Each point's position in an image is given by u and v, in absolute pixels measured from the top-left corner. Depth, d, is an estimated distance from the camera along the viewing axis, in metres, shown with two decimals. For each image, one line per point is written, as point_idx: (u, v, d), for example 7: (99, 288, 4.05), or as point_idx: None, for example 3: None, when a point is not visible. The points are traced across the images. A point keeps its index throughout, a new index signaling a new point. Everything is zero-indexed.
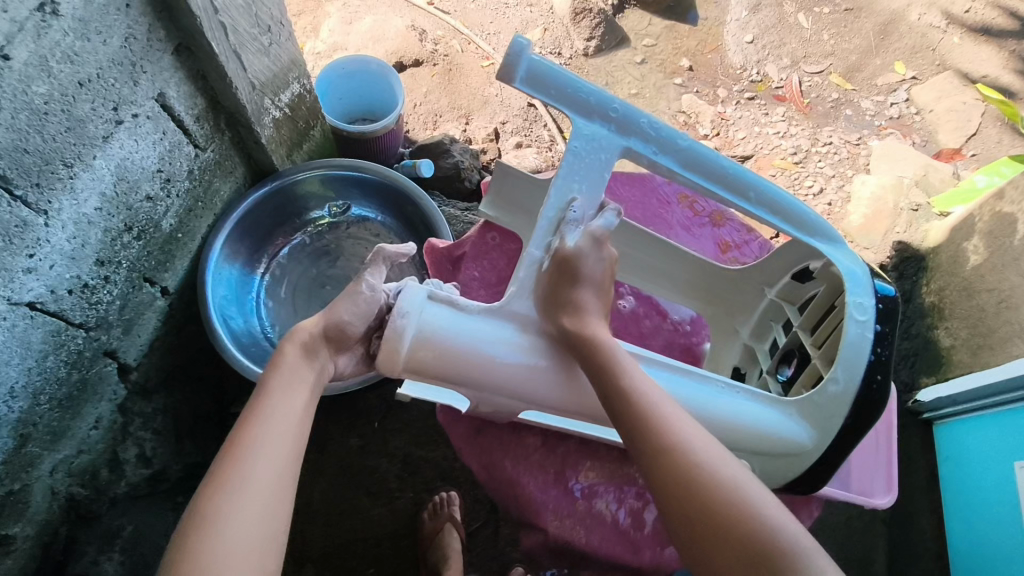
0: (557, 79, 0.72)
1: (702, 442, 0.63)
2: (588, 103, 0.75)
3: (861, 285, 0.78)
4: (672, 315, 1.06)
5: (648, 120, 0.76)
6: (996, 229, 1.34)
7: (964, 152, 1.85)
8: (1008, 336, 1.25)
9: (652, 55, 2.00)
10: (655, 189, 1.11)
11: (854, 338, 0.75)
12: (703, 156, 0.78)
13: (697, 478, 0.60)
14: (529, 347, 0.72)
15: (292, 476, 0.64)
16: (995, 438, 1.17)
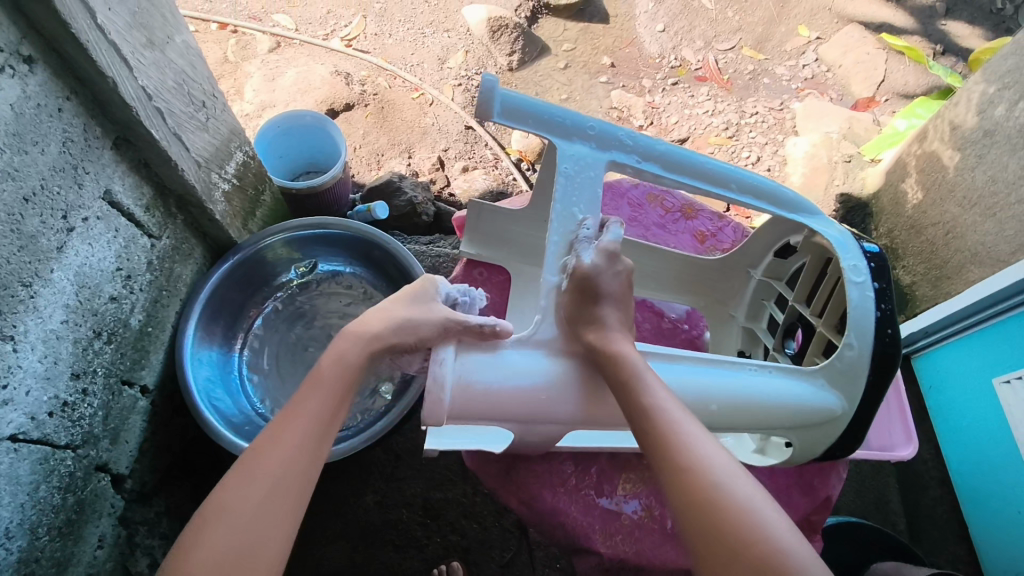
0: (530, 109, 0.78)
1: (721, 460, 0.64)
2: (565, 125, 0.81)
3: (850, 248, 0.82)
4: (669, 314, 1.08)
5: (624, 133, 0.82)
6: (926, 167, 1.41)
7: (878, 99, 1.96)
8: (961, 263, 1.31)
9: (573, 58, 2.05)
10: (625, 193, 1.14)
11: (858, 301, 0.78)
12: (681, 156, 0.83)
13: (708, 496, 0.61)
14: (557, 374, 0.73)
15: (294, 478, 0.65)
16: (973, 361, 1.24)
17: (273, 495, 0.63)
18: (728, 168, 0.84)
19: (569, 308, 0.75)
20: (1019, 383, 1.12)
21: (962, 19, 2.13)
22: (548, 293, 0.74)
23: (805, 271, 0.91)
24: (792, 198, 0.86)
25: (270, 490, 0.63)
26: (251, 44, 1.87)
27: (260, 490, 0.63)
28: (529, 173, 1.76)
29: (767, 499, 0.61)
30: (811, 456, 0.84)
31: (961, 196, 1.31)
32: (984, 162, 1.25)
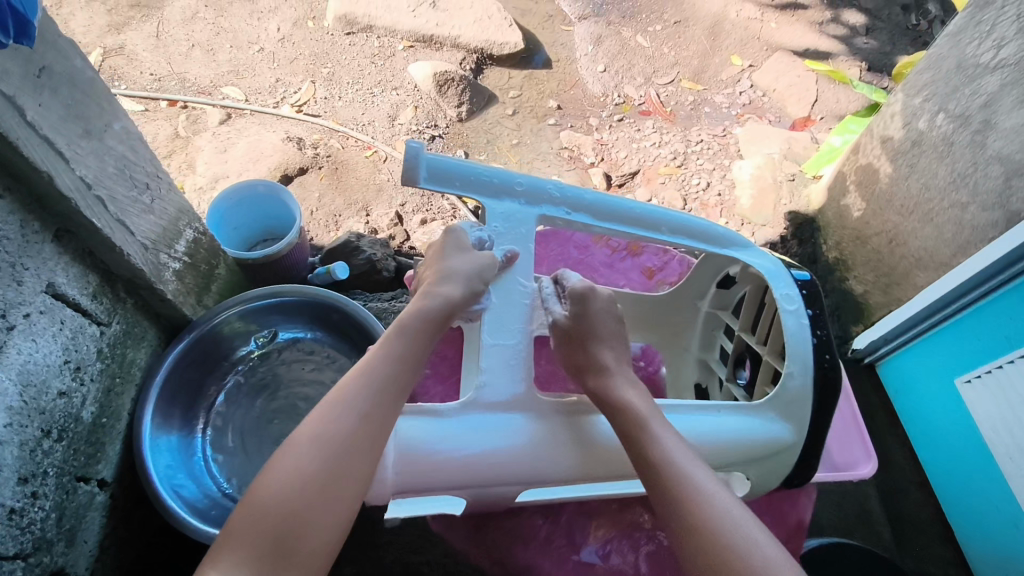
0: (456, 172, 0.85)
1: (730, 505, 0.67)
2: (495, 184, 0.89)
3: (782, 278, 0.87)
4: (624, 352, 1.13)
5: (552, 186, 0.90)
6: (865, 180, 1.47)
7: (814, 118, 2.05)
8: (908, 269, 1.35)
9: (521, 104, 2.11)
10: (572, 238, 1.17)
11: (796, 330, 0.83)
12: (610, 201, 0.90)
13: (715, 540, 0.64)
14: (493, 433, 0.78)
15: (374, 415, 0.71)
16: (934, 362, 1.27)
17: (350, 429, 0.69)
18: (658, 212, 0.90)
19: (507, 365, 0.82)
20: (981, 380, 1.15)
21: (881, 38, 2.27)
22: (489, 355, 0.82)
23: (747, 302, 0.96)
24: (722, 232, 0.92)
25: (356, 424, 0.69)
26: (201, 117, 1.87)
27: (348, 426, 0.69)
28: None
29: (772, 544, 0.64)
30: (770, 489, 0.86)
31: (900, 205, 1.36)
32: (916, 171, 1.30)
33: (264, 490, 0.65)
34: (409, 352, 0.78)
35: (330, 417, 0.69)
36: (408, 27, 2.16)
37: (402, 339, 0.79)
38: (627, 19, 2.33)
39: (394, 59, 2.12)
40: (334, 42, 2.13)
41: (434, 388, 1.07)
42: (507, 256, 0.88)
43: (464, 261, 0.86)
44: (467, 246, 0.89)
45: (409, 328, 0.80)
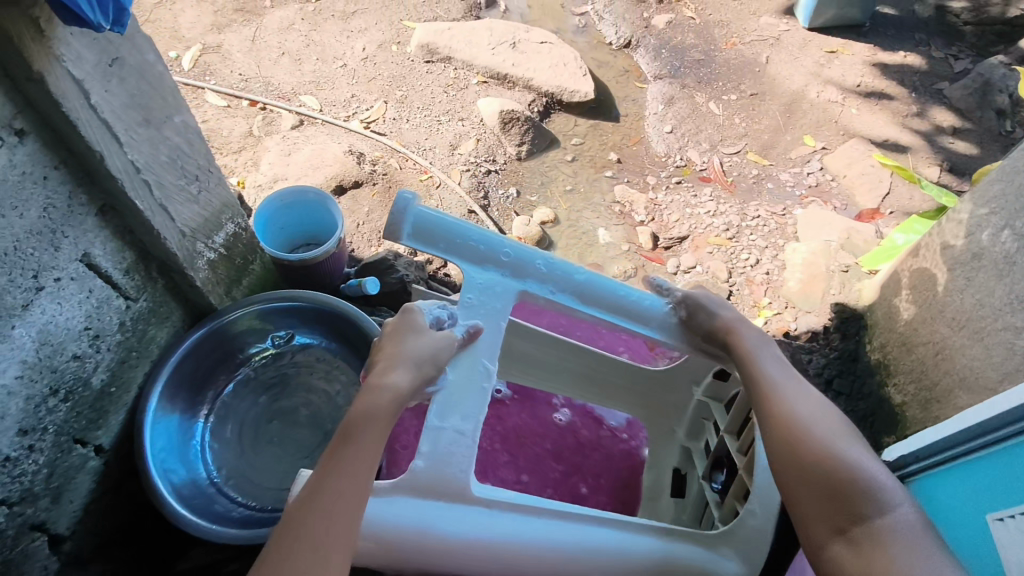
0: (438, 231, 0.86)
1: (806, 404, 0.79)
2: (481, 252, 0.89)
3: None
4: (609, 421, 1.16)
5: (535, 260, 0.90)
6: (919, 284, 1.39)
7: (883, 211, 1.97)
8: (950, 386, 1.26)
9: (581, 152, 2.12)
10: None
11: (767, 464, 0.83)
12: (593, 284, 0.90)
13: (793, 429, 0.77)
14: (429, 522, 0.74)
15: (333, 535, 0.67)
16: (972, 492, 1.11)
17: (310, 554, 0.65)
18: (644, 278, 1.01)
19: (450, 450, 0.78)
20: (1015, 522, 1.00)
21: (969, 139, 2.17)
22: (429, 438, 0.78)
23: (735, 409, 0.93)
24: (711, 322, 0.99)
25: (314, 550, 0.65)
26: (276, 120, 1.98)
27: (306, 554, 0.65)
28: None
29: (842, 433, 0.76)
30: None
31: (951, 317, 1.28)
32: (972, 285, 1.23)
33: None
34: (366, 457, 0.72)
35: (286, 546, 0.65)
36: (486, 63, 2.23)
37: (351, 447, 0.72)
38: (702, 85, 2.32)
39: (466, 91, 2.19)
40: (413, 67, 2.22)
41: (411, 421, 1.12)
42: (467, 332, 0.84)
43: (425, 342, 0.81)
44: (423, 325, 0.85)
45: (354, 435, 0.74)
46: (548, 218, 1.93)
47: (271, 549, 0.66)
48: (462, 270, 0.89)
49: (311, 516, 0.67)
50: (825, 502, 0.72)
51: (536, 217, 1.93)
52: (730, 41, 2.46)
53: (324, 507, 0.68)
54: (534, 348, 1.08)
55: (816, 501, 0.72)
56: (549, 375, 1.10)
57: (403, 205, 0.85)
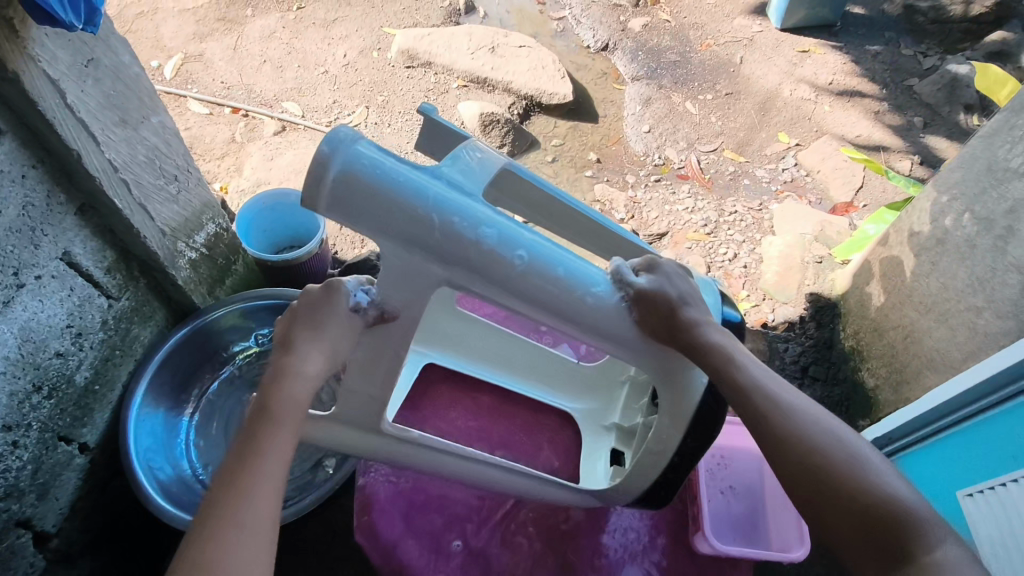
0: (363, 196, 0.73)
1: (817, 421, 0.78)
2: (411, 227, 0.75)
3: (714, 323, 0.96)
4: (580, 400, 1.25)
5: (484, 220, 0.78)
6: (888, 271, 1.43)
7: (856, 204, 2.01)
8: (918, 368, 1.30)
9: (562, 153, 2.16)
10: None
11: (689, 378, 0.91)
12: (541, 258, 0.81)
13: (810, 451, 0.75)
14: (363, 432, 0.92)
15: (265, 525, 0.67)
16: (938, 474, 1.19)
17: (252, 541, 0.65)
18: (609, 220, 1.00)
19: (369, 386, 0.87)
20: (983, 496, 1.06)
21: (938, 133, 2.23)
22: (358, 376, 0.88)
23: None
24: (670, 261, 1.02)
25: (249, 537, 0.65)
26: (258, 126, 2.00)
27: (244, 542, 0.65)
28: None
29: (861, 448, 0.76)
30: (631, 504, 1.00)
31: (918, 301, 1.32)
32: (937, 269, 1.27)
33: None
34: (273, 456, 0.71)
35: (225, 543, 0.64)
36: (466, 67, 2.26)
37: (270, 433, 0.72)
38: (679, 85, 2.37)
39: (447, 95, 2.22)
40: (394, 73, 2.26)
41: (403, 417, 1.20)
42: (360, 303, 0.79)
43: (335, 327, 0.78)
44: (343, 304, 0.78)
45: (256, 437, 0.72)
46: None
47: (196, 550, 0.64)
48: (384, 241, 0.76)
49: (242, 506, 0.67)
50: (860, 522, 0.71)
51: None
52: (705, 42, 2.52)
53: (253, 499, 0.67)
54: None
55: (853, 522, 0.72)
56: None
57: (328, 154, 0.72)
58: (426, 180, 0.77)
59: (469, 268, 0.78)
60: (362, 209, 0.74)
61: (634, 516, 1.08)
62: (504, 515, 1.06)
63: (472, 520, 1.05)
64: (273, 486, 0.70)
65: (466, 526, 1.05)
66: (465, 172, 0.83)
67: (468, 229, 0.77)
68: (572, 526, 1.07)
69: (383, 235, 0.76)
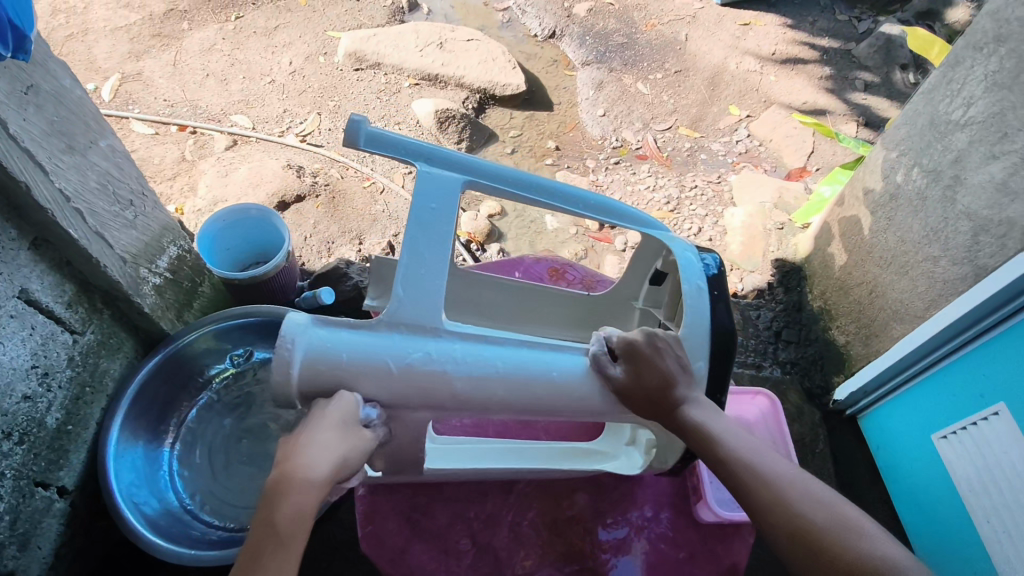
0: (332, 363, 0.77)
1: (798, 487, 0.73)
2: (387, 376, 0.78)
3: (695, 267, 0.93)
4: None
5: (450, 362, 0.80)
6: (847, 231, 1.48)
7: (810, 169, 2.07)
8: (885, 321, 1.34)
9: (520, 143, 2.16)
10: (527, 268, 1.30)
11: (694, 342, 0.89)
12: (515, 383, 0.82)
13: (793, 519, 0.70)
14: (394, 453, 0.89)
15: None
16: (910, 419, 1.28)
17: None
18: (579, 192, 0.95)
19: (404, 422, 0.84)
20: (957, 436, 1.16)
21: (879, 94, 2.31)
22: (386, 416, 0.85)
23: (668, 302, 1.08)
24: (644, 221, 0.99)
25: None
26: (208, 143, 1.95)
27: None
28: (479, 253, 1.85)
29: (845, 509, 0.70)
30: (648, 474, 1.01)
31: (878, 257, 1.36)
32: (893, 224, 1.32)
33: None
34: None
35: None
36: (415, 65, 2.24)
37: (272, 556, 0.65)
38: (628, 67, 2.39)
39: (400, 95, 2.20)
40: (343, 77, 2.22)
41: None
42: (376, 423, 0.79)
43: (343, 437, 0.73)
44: (354, 421, 0.75)
45: (257, 556, 0.65)
46: (495, 210, 1.96)
47: None
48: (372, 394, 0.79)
49: None
50: None
51: (483, 211, 1.95)
52: (649, 22, 2.54)
53: None
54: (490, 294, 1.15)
55: None
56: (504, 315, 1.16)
57: (288, 339, 0.76)
58: (382, 342, 0.78)
59: (454, 400, 0.81)
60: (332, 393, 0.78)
61: (638, 493, 1.09)
62: (508, 507, 1.06)
63: (475, 516, 1.04)
64: None
65: (471, 522, 1.04)
66: (419, 293, 0.79)
67: (434, 377, 0.79)
68: (578, 511, 1.06)
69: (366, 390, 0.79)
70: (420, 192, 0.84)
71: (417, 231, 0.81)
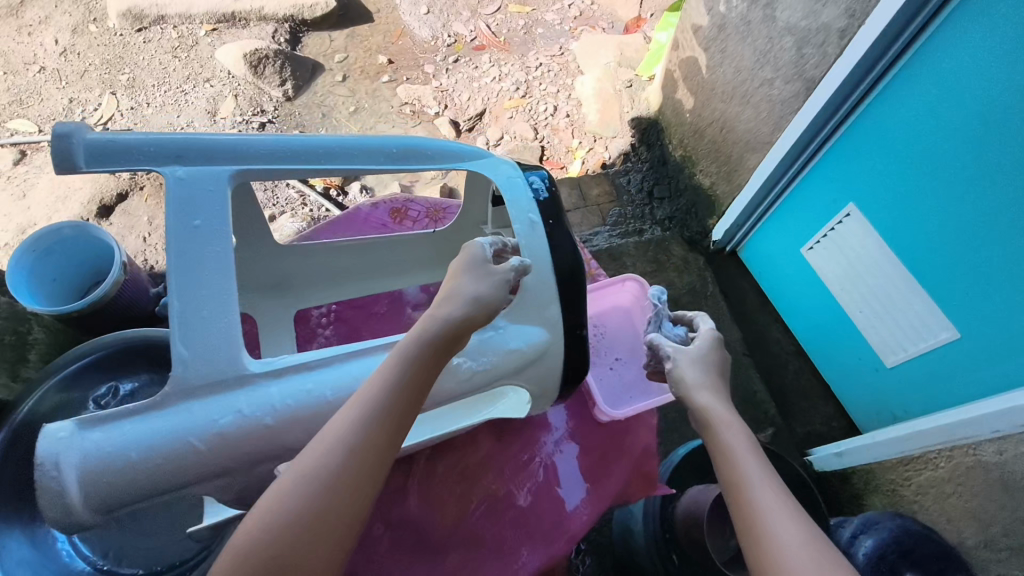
0: (114, 464, 0.59)
1: (771, 502, 0.61)
2: (191, 449, 0.62)
3: (524, 195, 0.82)
4: None
5: (271, 410, 0.65)
6: (689, 73, 1.47)
7: (644, 17, 2.02)
8: (739, 154, 1.36)
9: (349, 67, 1.98)
10: (367, 217, 1.21)
11: (536, 284, 0.78)
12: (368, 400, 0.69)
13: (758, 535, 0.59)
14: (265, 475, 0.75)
15: (382, 443, 0.61)
16: (782, 240, 1.34)
17: (373, 450, 0.60)
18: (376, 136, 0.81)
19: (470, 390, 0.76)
20: (824, 243, 1.22)
21: None
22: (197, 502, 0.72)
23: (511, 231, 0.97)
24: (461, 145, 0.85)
25: (350, 453, 0.59)
26: None
27: (363, 441, 0.60)
28: (340, 198, 1.73)
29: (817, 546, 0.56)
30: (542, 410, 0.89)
31: (721, 92, 1.36)
32: (726, 55, 1.30)
33: (270, 504, 0.56)
34: (408, 376, 0.65)
35: (351, 441, 0.59)
36: (205, 8, 1.96)
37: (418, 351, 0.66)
38: None
39: (199, 47, 1.94)
40: (126, 42, 1.93)
41: None
42: (523, 265, 0.76)
43: (472, 280, 0.74)
44: (480, 259, 0.77)
45: (410, 351, 0.66)
46: None
47: (326, 438, 0.59)
48: (178, 481, 0.62)
49: (373, 417, 0.61)
50: None
51: None
52: None
53: (373, 413, 0.61)
54: (340, 261, 1.07)
55: None
56: (358, 277, 1.09)
57: (53, 454, 0.58)
58: (175, 419, 0.62)
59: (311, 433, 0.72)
60: (135, 497, 0.62)
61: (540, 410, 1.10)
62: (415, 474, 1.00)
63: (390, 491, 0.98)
64: (400, 403, 0.63)
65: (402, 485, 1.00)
66: (204, 343, 0.64)
67: (256, 437, 0.64)
68: (498, 439, 1.05)
69: (171, 481, 0.62)
70: (172, 209, 0.67)
71: (183, 265, 0.65)
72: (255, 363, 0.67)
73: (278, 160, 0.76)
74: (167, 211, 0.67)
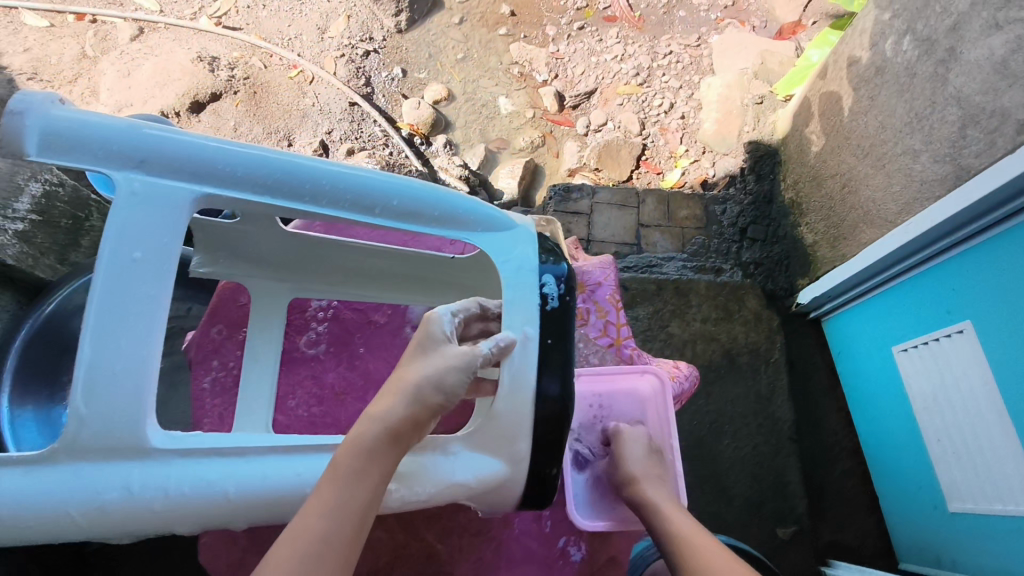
0: None
1: None
2: (70, 516, 0.54)
3: (527, 290, 0.67)
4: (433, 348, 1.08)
5: (164, 494, 0.55)
6: (827, 109, 1.27)
7: (805, 23, 1.77)
8: (856, 221, 1.18)
9: (469, 10, 1.86)
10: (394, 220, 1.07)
11: (507, 399, 0.63)
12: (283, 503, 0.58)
13: None
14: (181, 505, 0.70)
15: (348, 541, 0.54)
16: (871, 333, 1.17)
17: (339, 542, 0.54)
18: (375, 182, 0.67)
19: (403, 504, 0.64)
20: (917, 351, 1.04)
21: None
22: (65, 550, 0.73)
23: None
24: (476, 211, 0.70)
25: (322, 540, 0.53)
26: (111, 33, 1.74)
27: (335, 530, 0.54)
28: (423, 149, 1.67)
29: None
30: None
31: (856, 144, 1.17)
32: (875, 104, 1.11)
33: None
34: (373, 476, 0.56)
35: (318, 528, 0.53)
36: None
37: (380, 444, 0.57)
38: None
39: None
40: None
41: (210, 401, 0.99)
42: (502, 345, 0.63)
43: (427, 372, 0.61)
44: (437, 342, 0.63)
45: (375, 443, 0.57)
46: (440, 95, 1.74)
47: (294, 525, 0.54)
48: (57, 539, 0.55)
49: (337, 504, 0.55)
50: None
51: (426, 97, 1.74)
52: None
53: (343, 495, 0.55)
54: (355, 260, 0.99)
55: None
56: (362, 281, 1.01)
57: None
58: (64, 481, 0.54)
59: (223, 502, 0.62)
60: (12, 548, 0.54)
61: None
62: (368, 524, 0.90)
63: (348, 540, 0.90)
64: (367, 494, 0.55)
65: None
66: (109, 402, 0.55)
67: (142, 519, 0.55)
68: None
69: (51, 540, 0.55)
70: (117, 231, 0.59)
71: (111, 297, 0.57)
72: (162, 437, 0.56)
73: (255, 190, 0.64)
74: (107, 236, 0.58)
